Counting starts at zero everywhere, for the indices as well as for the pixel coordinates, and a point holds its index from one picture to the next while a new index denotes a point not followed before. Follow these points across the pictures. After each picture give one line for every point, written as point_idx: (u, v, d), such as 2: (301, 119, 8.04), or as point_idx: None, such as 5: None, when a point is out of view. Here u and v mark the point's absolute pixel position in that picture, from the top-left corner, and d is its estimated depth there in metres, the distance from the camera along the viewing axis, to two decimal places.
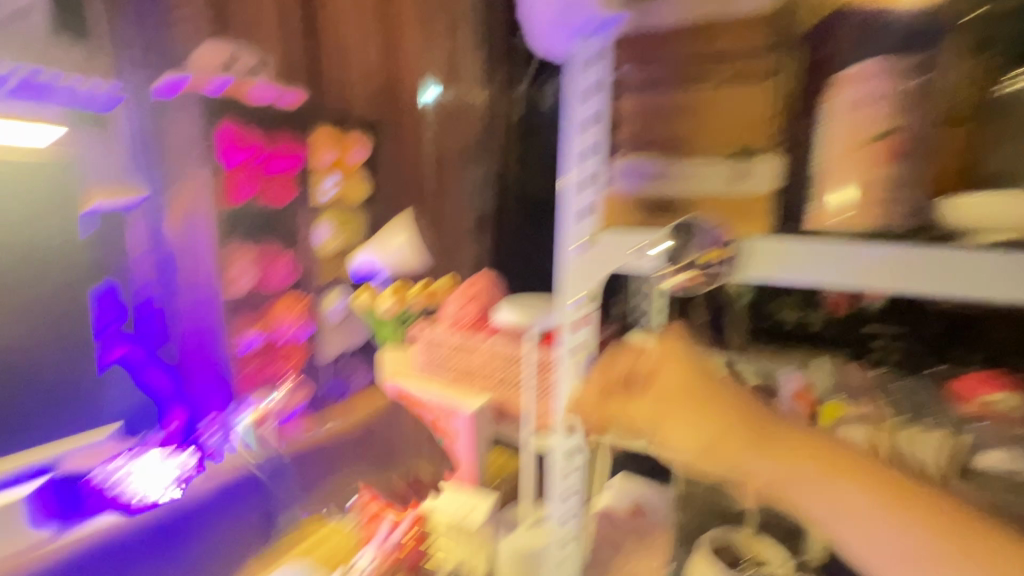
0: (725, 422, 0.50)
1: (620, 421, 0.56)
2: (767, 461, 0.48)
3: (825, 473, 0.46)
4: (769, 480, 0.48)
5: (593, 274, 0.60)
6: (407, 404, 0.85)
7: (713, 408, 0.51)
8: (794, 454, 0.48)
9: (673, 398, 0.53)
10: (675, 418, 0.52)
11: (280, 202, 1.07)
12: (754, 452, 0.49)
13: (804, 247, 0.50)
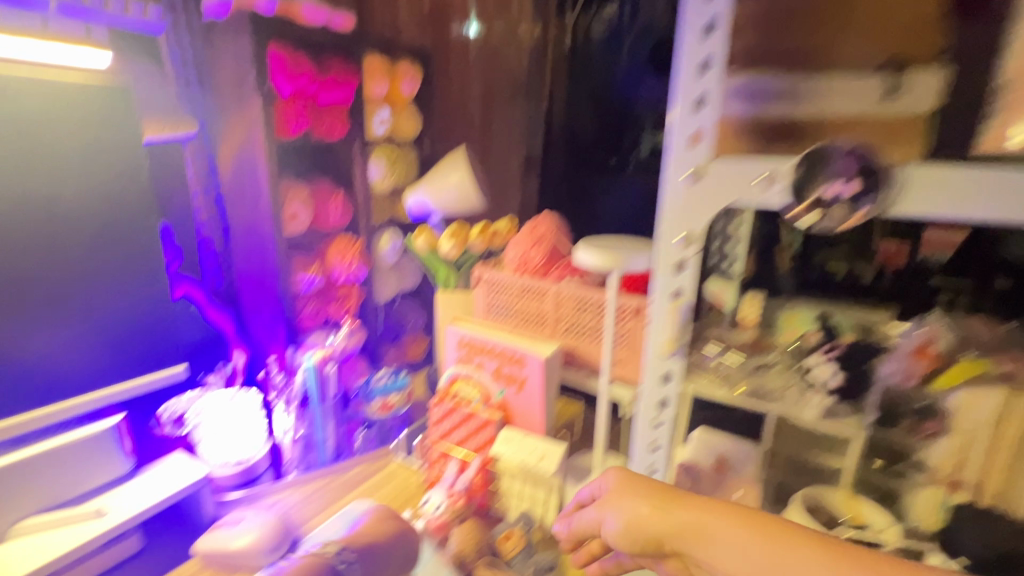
0: (664, 497, 0.48)
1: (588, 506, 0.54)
2: (644, 506, 0.48)
3: (705, 516, 0.44)
4: (665, 526, 0.46)
5: (701, 213, 0.51)
6: (472, 347, 0.81)
7: (641, 483, 0.50)
8: (672, 503, 0.47)
9: (614, 491, 0.52)
10: (619, 500, 0.51)
11: (333, 136, 0.99)
12: (641, 502, 0.49)
13: (971, 176, 0.42)
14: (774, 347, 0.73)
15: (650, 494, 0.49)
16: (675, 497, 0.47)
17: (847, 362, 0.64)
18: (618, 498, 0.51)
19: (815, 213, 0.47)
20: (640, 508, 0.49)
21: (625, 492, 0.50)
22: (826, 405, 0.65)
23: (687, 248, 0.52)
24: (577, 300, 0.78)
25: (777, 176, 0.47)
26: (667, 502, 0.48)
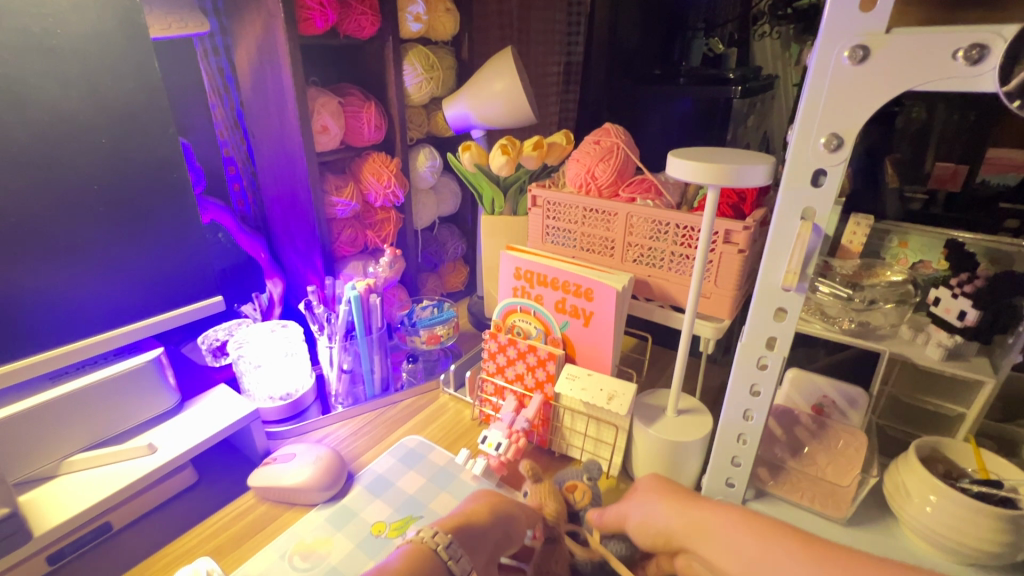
0: (690, 504, 0.53)
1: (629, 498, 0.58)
2: (661, 503, 0.55)
3: (711, 520, 0.51)
4: (681, 525, 0.52)
5: (857, 103, 0.39)
6: (529, 278, 0.73)
7: (665, 487, 0.56)
8: (688, 504, 0.53)
9: (645, 488, 0.58)
10: (644, 498, 0.56)
11: (363, 35, 0.85)
12: (658, 503, 0.55)
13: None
14: (880, 279, 0.64)
15: (668, 497, 0.55)
16: (691, 499, 0.53)
17: (987, 296, 0.54)
18: (643, 496, 0.57)
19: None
20: (660, 506, 0.55)
21: (649, 492, 0.56)
22: (949, 345, 0.55)
23: (831, 154, 0.41)
24: (651, 223, 0.68)
25: (986, 51, 0.34)
26: (682, 504, 0.54)
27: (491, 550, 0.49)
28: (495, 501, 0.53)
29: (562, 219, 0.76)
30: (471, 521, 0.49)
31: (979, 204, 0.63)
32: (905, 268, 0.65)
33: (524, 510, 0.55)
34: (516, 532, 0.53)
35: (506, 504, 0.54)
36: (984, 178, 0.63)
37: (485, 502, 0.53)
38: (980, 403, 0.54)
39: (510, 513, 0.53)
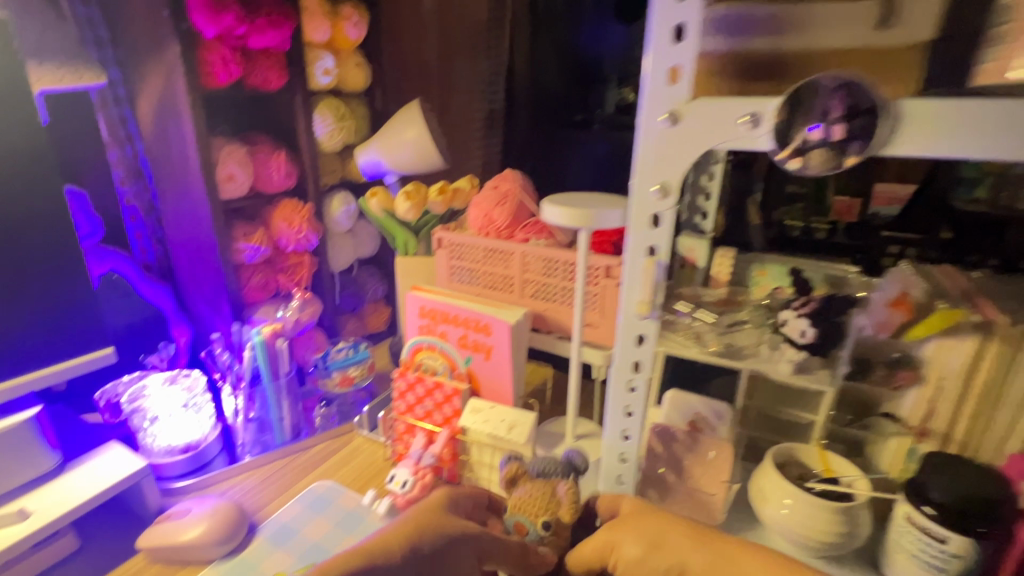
0: (696, 536, 0.46)
1: (610, 529, 0.50)
2: (670, 534, 0.47)
3: (728, 556, 0.44)
4: (688, 560, 0.45)
5: (680, 160, 0.46)
6: (433, 316, 0.76)
7: (657, 514, 0.49)
8: (704, 535, 0.46)
9: (629, 520, 0.50)
10: (639, 525, 0.49)
11: (271, 87, 0.88)
12: (667, 532, 0.47)
13: (980, 109, 0.37)
14: (747, 303, 0.72)
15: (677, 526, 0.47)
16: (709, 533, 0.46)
17: (820, 315, 0.59)
18: (631, 523, 0.49)
19: (825, 157, 0.41)
20: (665, 535, 0.47)
21: (648, 520, 0.49)
22: (801, 360, 0.62)
23: (662, 200, 0.48)
24: (544, 261, 0.74)
25: (761, 117, 0.42)
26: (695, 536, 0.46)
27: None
28: (418, 521, 0.48)
29: (465, 259, 0.80)
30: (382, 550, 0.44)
31: (869, 231, 0.74)
32: (766, 294, 0.72)
33: (467, 531, 0.50)
34: (445, 559, 0.47)
35: (436, 524, 0.48)
36: (876, 209, 0.73)
37: (404, 522, 0.48)
38: (825, 410, 0.61)
39: (439, 539, 0.47)
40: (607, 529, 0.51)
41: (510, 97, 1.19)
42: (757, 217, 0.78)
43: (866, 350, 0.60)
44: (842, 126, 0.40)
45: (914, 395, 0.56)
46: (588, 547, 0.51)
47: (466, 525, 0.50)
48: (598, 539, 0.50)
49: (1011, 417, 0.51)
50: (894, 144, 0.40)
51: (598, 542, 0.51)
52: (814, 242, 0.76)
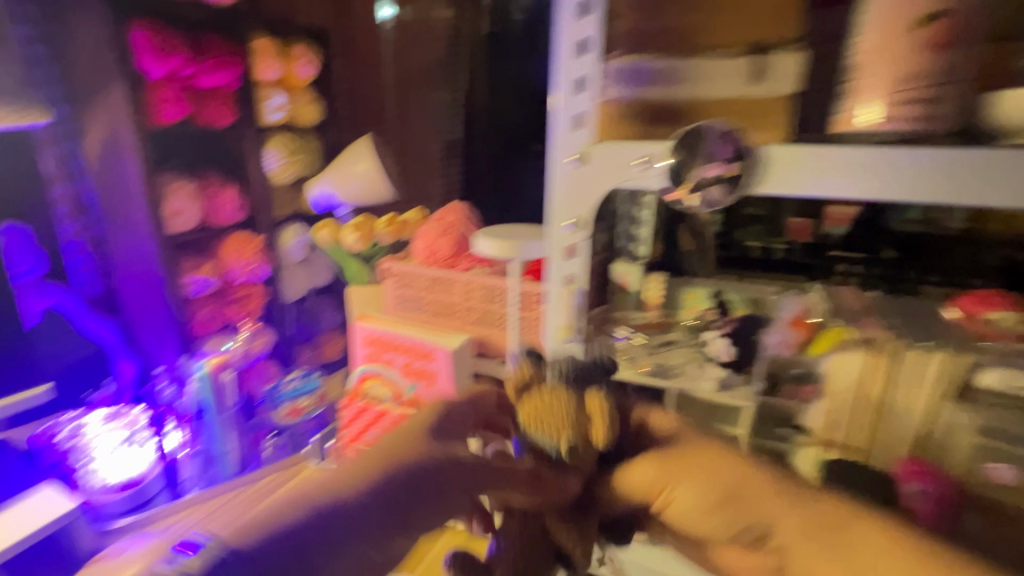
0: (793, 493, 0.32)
1: (670, 468, 0.34)
2: (756, 480, 0.32)
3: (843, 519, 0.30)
4: (784, 517, 0.31)
5: (589, 199, 0.52)
6: (379, 343, 0.78)
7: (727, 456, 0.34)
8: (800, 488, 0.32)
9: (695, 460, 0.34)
10: (711, 466, 0.33)
11: (220, 124, 0.91)
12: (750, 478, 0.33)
13: (834, 154, 0.45)
14: (677, 325, 0.70)
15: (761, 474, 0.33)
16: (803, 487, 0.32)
17: (738, 336, 0.66)
18: (698, 464, 0.34)
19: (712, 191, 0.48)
20: (749, 483, 0.32)
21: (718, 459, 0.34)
22: (721, 377, 0.67)
23: (574, 233, 0.53)
24: (486, 289, 0.77)
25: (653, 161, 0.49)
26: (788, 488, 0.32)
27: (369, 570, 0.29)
28: (389, 454, 0.32)
29: (411, 288, 0.82)
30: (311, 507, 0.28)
31: (815, 250, 0.69)
32: (696, 316, 0.69)
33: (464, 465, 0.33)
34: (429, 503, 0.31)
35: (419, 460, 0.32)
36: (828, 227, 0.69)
37: (366, 452, 0.32)
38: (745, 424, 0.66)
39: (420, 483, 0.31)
40: (659, 465, 0.34)
41: (469, 122, 1.13)
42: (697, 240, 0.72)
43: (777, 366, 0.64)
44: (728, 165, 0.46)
45: (816, 407, 0.59)
46: (636, 482, 0.34)
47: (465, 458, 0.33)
48: (650, 473, 0.34)
49: (905, 425, 0.55)
50: (766, 185, 0.47)
51: (651, 480, 0.34)
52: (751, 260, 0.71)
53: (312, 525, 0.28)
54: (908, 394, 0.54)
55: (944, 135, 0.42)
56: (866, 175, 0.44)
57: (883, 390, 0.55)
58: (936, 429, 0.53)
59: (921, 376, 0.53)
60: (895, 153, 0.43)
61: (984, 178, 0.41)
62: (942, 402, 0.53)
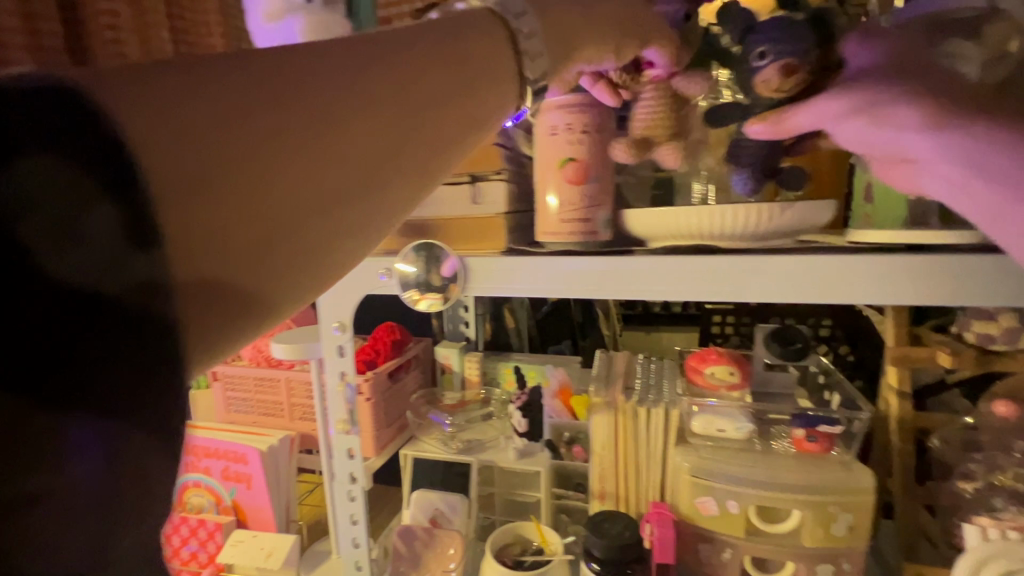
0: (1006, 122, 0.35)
1: (879, 90, 0.37)
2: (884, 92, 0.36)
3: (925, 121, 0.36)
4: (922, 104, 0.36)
5: (350, 301, 0.59)
6: (198, 452, 0.77)
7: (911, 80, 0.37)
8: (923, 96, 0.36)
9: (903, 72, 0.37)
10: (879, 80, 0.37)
11: None
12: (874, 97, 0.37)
13: (514, 263, 0.53)
14: (493, 397, 0.84)
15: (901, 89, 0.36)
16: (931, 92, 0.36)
17: (528, 406, 0.76)
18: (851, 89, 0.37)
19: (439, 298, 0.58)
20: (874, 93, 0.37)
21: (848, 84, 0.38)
22: (520, 447, 0.75)
23: (343, 333, 0.60)
24: (307, 384, 0.81)
25: (392, 270, 0.58)
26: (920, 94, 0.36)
27: (229, 235, 0.27)
28: (296, 77, 0.29)
29: (238, 390, 0.84)
30: (171, 115, 0.26)
31: (679, 317, 0.84)
32: (509, 390, 0.84)
33: (403, 111, 0.32)
34: (330, 145, 0.30)
35: (336, 98, 0.30)
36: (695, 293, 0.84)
37: (266, 59, 0.29)
38: (542, 488, 0.72)
39: (323, 124, 0.29)
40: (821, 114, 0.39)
41: None
42: (515, 322, 0.90)
43: (556, 432, 0.75)
44: (453, 271, 0.55)
45: (592, 466, 0.67)
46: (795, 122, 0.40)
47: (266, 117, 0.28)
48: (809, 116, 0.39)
49: (653, 471, 0.64)
50: (467, 289, 0.55)
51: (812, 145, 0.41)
52: (644, 316, 0.86)
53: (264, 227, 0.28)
54: (647, 446, 0.63)
55: (598, 246, 0.54)
56: (533, 280, 0.52)
57: (633, 442, 0.64)
58: (670, 472, 0.63)
59: (651, 429, 0.63)
60: (552, 261, 0.52)
61: (616, 278, 0.50)
62: (669, 449, 0.63)
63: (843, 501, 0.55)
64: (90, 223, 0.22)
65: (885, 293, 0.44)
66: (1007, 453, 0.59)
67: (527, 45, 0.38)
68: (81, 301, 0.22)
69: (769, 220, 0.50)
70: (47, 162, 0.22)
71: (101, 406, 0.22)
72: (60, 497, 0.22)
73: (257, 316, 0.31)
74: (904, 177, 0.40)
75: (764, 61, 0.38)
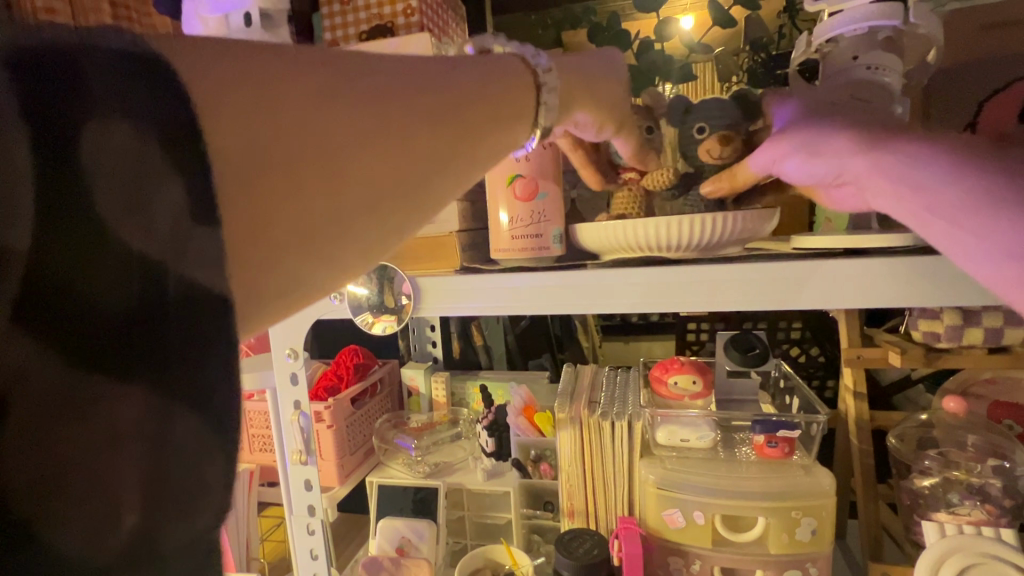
0: (929, 138, 0.34)
1: (813, 127, 0.39)
2: (819, 127, 0.39)
3: (861, 144, 0.36)
4: (852, 131, 0.37)
5: (302, 329, 0.58)
6: None
7: (842, 117, 0.39)
8: (857, 126, 0.37)
9: (830, 114, 0.40)
10: (812, 121, 0.40)
11: None
12: (810, 130, 0.39)
13: (465, 282, 0.53)
14: (461, 418, 0.82)
15: (833, 124, 0.39)
16: (866, 124, 0.37)
17: (494, 428, 0.75)
18: (791, 129, 0.41)
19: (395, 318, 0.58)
20: (813, 130, 0.39)
21: (791, 125, 0.41)
22: (488, 468, 0.74)
23: (296, 360, 0.59)
24: (266, 414, 0.78)
25: (343, 294, 0.57)
26: (853, 125, 0.38)
27: (257, 232, 0.25)
28: (363, 79, 0.28)
29: None
30: (235, 95, 0.24)
31: (653, 326, 0.84)
32: (477, 410, 0.83)
33: (454, 136, 0.32)
34: (379, 153, 0.28)
35: (398, 114, 0.29)
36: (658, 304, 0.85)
37: (330, 59, 0.28)
38: (511, 508, 0.71)
39: (378, 137, 0.28)
40: (769, 156, 0.42)
41: None
42: (484, 342, 0.89)
43: (524, 451, 0.74)
44: (405, 292, 0.54)
45: (562, 486, 0.66)
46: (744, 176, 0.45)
47: (331, 104, 0.27)
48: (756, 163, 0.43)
49: (621, 485, 0.63)
50: (420, 310, 0.54)
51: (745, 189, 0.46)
52: (624, 328, 0.85)
53: (309, 213, 0.26)
54: (613, 459, 0.63)
55: (550, 262, 0.54)
56: (486, 298, 0.52)
57: (598, 456, 0.63)
58: (636, 484, 0.62)
59: (617, 443, 0.62)
60: (502, 278, 0.51)
61: (566, 292, 0.50)
62: (636, 461, 0.62)
63: (805, 505, 0.55)
64: (159, 197, 0.19)
65: (822, 298, 0.45)
66: (959, 448, 0.59)
67: (547, 97, 0.39)
68: (143, 289, 0.19)
69: (715, 229, 0.49)
70: (118, 125, 0.19)
71: (178, 402, 0.19)
72: (110, 510, 0.18)
73: (265, 312, 0.27)
74: (854, 199, 0.38)
75: (704, 133, 0.50)
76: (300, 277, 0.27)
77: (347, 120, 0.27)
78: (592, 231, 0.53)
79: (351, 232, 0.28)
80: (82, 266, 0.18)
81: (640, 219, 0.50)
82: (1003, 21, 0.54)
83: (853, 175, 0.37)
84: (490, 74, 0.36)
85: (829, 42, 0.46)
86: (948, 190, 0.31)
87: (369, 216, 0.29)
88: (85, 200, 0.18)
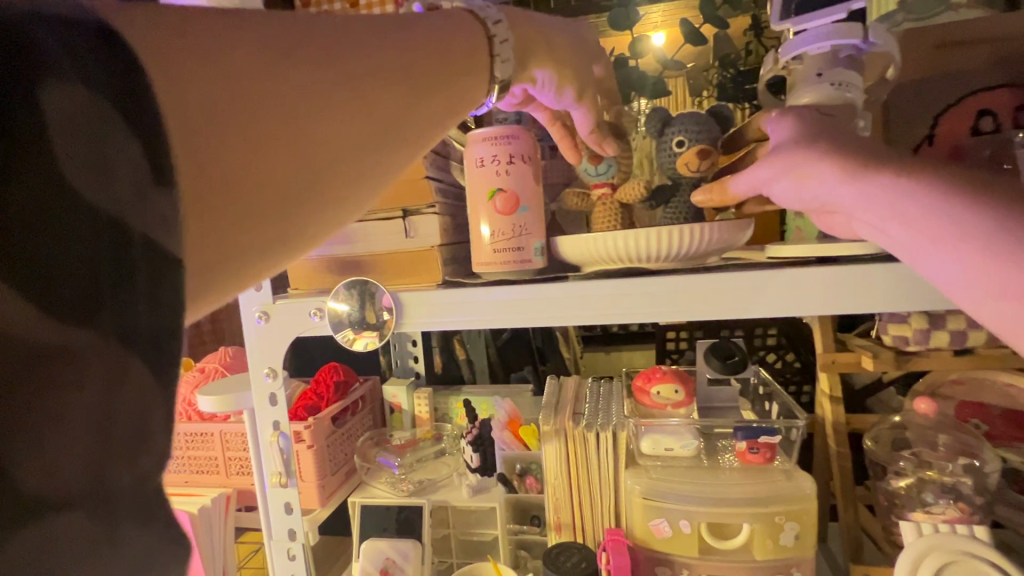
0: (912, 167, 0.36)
1: (806, 155, 0.39)
2: (809, 151, 0.39)
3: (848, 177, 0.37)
4: (841, 158, 0.38)
5: (281, 348, 0.57)
6: None
7: (830, 138, 0.39)
8: (840, 148, 0.38)
9: (818, 130, 0.40)
10: (800, 139, 0.40)
11: None
12: (796, 151, 0.39)
13: (448, 297, 0.52)
14: (445, 433, 0.82)
15: (821, 148, 0.39)
16: (841, 142, 0.38)
17: (479, 442, 0.74)
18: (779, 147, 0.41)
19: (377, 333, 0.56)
20: (804, 154, 0.39)
21: (781, 143, 0.41)
22: (473, 483, 0.73)
23: (274, 380, 0.58)
24: (243, 436, 0.76)
25: (322, 310, 0.56)
26: (841, 148, 0.38)
27: (220, 198, 0.24)
28: (314, 41, 0.28)
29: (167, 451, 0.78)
30: (200, 74, 0.24)
31: (634, 336, 0.85)
32: (460, 425, 0.82)
33: (412, 97, 0.32)
34: (337, 113, 0.28)
35: (356, 68, 0.29)
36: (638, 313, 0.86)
37: (280, 22, 0.27)
38: (497, 524, 0.70)
39: (344, 92, 0.28)
40: (760, 176, 0.41)
41: None
42: (466, 355, 0.89)
43: (509, 464, 0.75)
44: (387, 308, 0.53)
45: (548, 499, 0.65)
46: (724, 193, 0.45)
47: (284, 69, 0.26)
48: (746, 178, 0.42)
49: (606, 497, 0.63)
50: (402, 326, 0.53)
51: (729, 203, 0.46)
52: (605, 337, 0.85)
53: (271, 179, 0.26)
54: (600, 470, 0.63)
55: (532, 274, 0.54)
56: (468, 311, 0.52)
57: (584, 468, 0.63)
58: (621, 495, 0.62)
59: (604, 454, 0.62)
60: (484, 291, 0.51)
61: (548, 304, 0.51)
62: (621, 472, 0.62)
63: (789, 510, 0.56)
64: (118, 180, 0.18)
65: (796, 304, 0.46)
66: (931, 447, 0.61)
67: (500, 48, 0.39)
68: (108, 260, 0.17)
69: (692, 239, 0.50)
70: (80, 111, 0.18)
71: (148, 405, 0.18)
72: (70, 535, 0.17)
73: (228, 275, 0.27)
74: (844, 224, 0.41)
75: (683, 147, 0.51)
76: (266, 239, 0.27)
77: (300, 81, 0.27)
78: (574, 243, 0.53)
79: (313, 194, 0.28)
80: (40, 233, 0.16)
81: (619, 232, 0.51)
82: (955, 40, 0.57)
83: (843, 205, 0.38)
84: (449, 38, 0.36)
85: (794, 59, 0.48)
86: (936, 222, 0.33)
87: (331, 179, 0.28)
88: (41, 182, 0.17)
